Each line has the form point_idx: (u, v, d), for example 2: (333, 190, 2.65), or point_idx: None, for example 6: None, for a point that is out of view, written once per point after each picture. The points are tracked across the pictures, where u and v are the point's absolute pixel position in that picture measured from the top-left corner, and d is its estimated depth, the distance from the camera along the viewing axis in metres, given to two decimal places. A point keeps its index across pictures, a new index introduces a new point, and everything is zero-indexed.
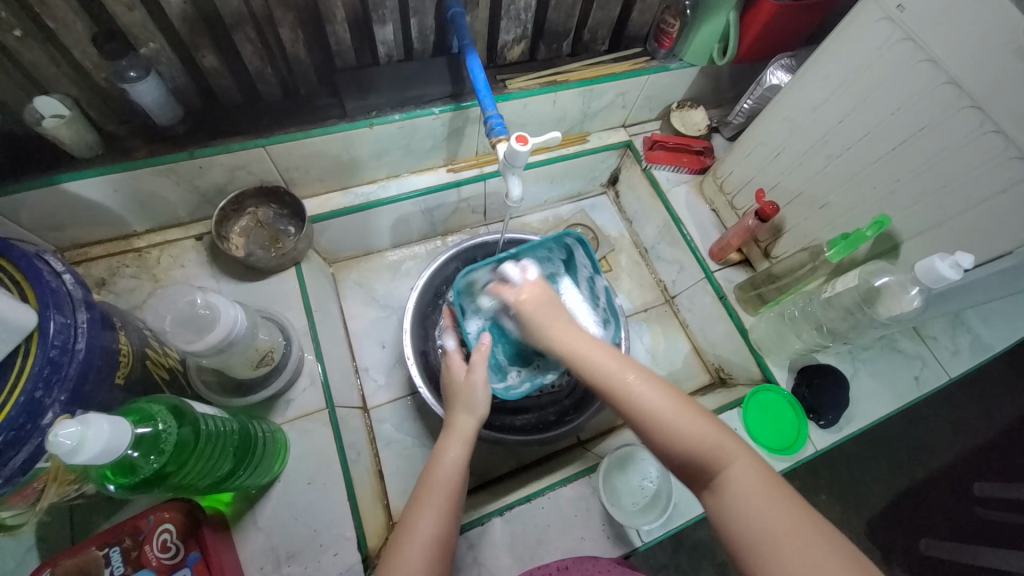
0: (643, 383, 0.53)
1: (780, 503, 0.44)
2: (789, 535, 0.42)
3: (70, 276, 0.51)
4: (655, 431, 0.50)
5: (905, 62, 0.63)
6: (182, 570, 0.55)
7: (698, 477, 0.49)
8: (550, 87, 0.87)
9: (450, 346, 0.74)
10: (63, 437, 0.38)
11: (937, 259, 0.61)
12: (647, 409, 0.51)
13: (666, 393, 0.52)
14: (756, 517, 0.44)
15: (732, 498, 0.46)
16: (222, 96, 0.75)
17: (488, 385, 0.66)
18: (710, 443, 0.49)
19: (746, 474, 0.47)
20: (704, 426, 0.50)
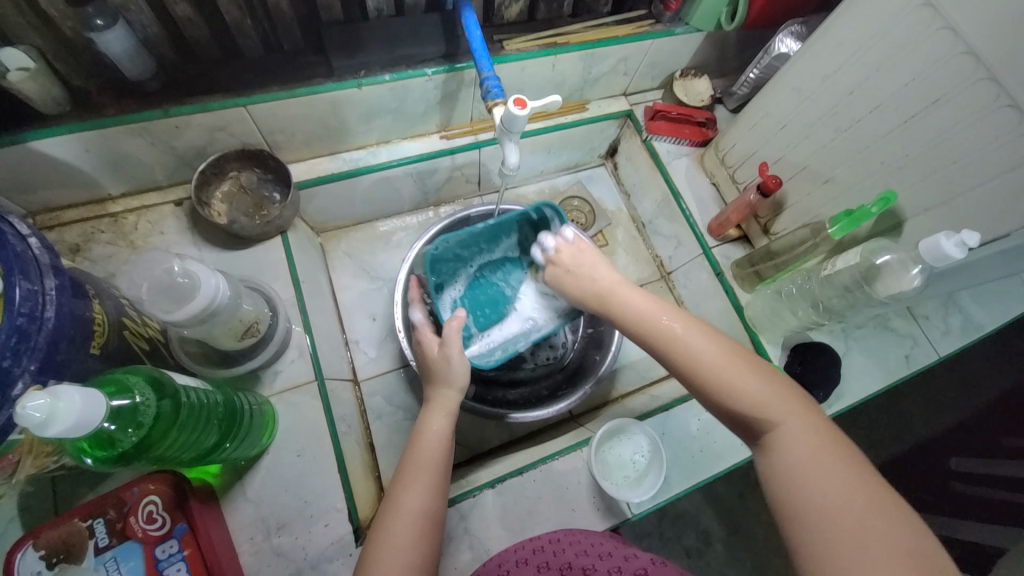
0: (692, 333, 0.52)
1: (832, 470, 0.42)
2: (838, 505, 0.40)
3: (37, 240, 0.48)
4: (703, 382, 0.49)
5: (921, 30, 0.60)
6: (170, 541, 0.55)
7: (750, 432, 0.48)
8: (550, 50, 0.82)
9: (419, 320, 0.73)
10: (31, 410, 0.36)
11: (943, 237, 0.60)
12: (695, 360, 0.50)
13: (719, 344, 0.51)
14: (804, 482, 0.42)
15: (780, 458, 0.44)
16: (199, 50, 0.70)
17: (464, 355, 0.64)
18: (764, 400, 0.47)
19: (800, 433, 0.45)
20: (758, 380, 0.48)
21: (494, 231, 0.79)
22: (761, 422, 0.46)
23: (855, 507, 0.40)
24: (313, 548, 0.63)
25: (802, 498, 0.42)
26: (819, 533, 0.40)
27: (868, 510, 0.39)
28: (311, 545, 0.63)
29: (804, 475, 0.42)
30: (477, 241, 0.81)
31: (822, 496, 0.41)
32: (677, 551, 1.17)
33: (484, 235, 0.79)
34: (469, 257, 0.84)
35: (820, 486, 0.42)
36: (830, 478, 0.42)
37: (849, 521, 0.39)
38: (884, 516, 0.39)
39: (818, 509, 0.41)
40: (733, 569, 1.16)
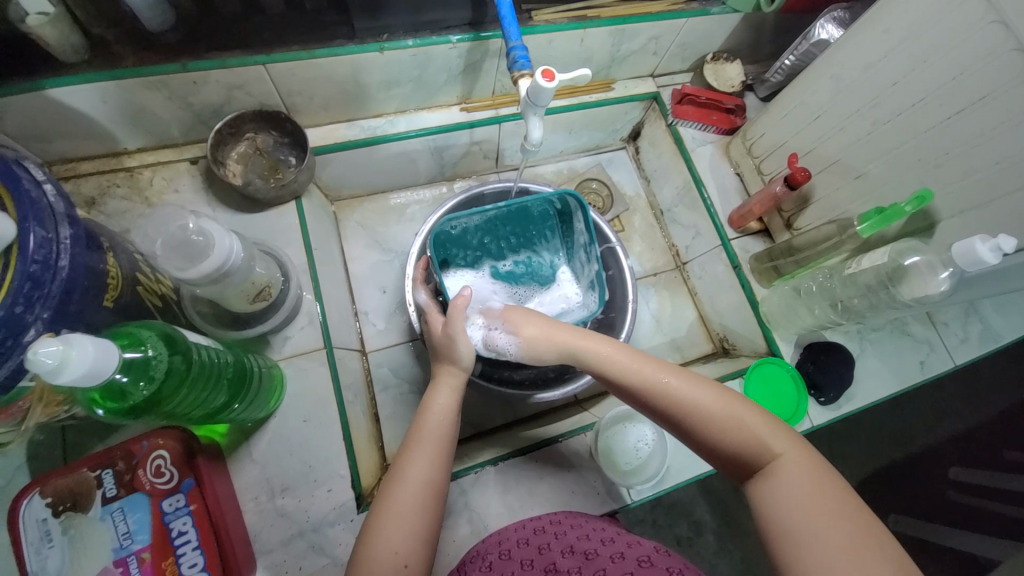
0: (674, 376, 0.51)
1: (824, 497, 0.42)
2: (828, 530, 0.40)
3: (52, 188, 0.47)
4: (691, 426, 0.49)
5: (975, 21, 0.57)
6: (176, 495, 0.55)
7: (743, 470, 0.47)
8: (579, 23, 0.79)
9: (424, 301, 0.71)
10: (43, 356, 0.36)
11: (978, 241, 0.57)
12: (681, 404, 0.50)
13: (705, 385, 0.50)
14: (796, 510, 0.42)
15: (772, 489, 0.44)
16: (219, 2, 0.68)
17: (468, 337, 0.62)
18: (754, 435, 0.46)
19: (795, 466, 0.44)
20: (748, 417, 0.47)
21: (520, 219, 0.83)
22: (754, 458, 0.46)
23: (844, 530, 0.39)
24: (315, 512, 0.64)
25: (793, 525, 0.41)
26: (810, 558, 0.39)
27: (855, 532, 0.39)
28: (314, 509, 0.64)
29: (794, 501, 0.42)
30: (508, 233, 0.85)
31: (812, 521, 0.41)
32: (669, 539, 1.18)
33: (509, 222, 0.82)
34: (500, 254, 0.87)
35: (812, 513, 0.41)
36: (823, 504, 0.41)
37: (839, 544, 0.39)
38: (874, 540, 0.39)
39: (807, 537, 0.40)
40: (722, 560, 1.18)
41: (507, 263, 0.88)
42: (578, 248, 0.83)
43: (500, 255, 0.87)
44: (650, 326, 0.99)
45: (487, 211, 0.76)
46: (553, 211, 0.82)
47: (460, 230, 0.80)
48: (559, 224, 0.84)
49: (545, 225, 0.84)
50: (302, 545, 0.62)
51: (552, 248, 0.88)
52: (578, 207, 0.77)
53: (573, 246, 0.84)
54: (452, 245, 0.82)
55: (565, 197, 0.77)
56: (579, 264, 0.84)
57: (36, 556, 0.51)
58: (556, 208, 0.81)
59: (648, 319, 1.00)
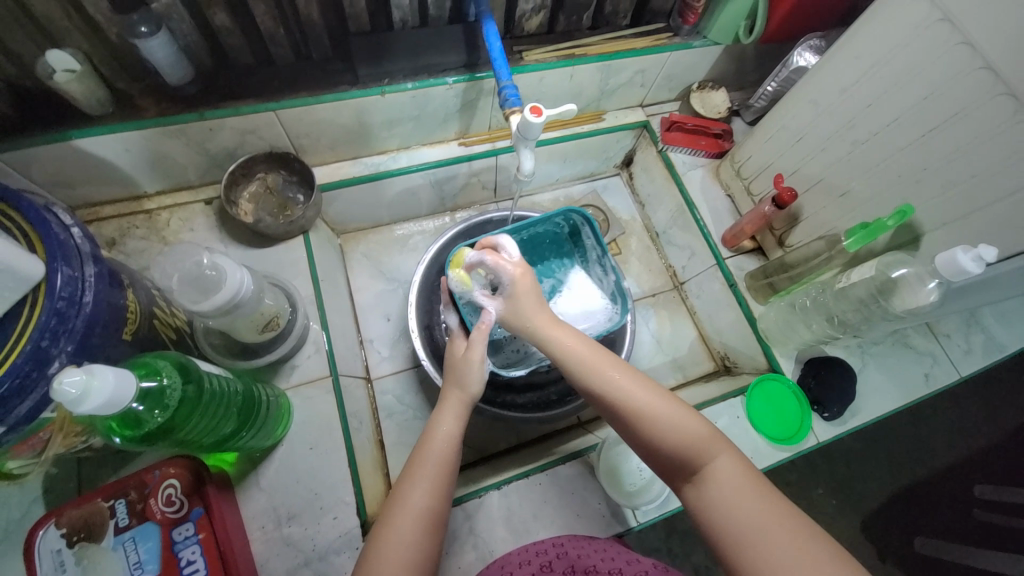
0: (630, 376, 0.54)
1: (759, 496, 0.46)
2: (768, 525, 0.44)
3: (79, 231, 0.51)
4: (638, 424, 0.52)
5: (940, 44, 0.60)
6: (185, 524, 0.57)
7: (681, 470, 0.51)
8: (568, 61, 0.84)
9: (454, 324, 0.72)
10: (68, 386, 0.38)
11: (959, 251, 0.59)
12: (633, 401, 0.53)
13: (650, 386, 0.54)
14: (737, 508, 0.46)
15: (714, 490, 0.48)
16: (233, 56, 0.74)
17: (485, 365, 0.63)
18: (694, 435, 0.50)
19: (728, 467, 0.49)
20: (691, 419, 0.51)
21: (536, 241, 0.86)
22: (694, 458, 0.50)
23: (784, 528, 0.44)
24: (321, 540, 0.64)
25: (735, 522, 0.45)
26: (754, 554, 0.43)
27: (795, 529, 0.43)
28: (320, 537, 0.64)
29: (736, 505, 0.46)
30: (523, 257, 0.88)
31: (754, 519, 0.45)
32: (684, 566, 1.15)
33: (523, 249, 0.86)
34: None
35: (754, 511, 0.45)
36: (758, 504, 0.46)
37: (781, 540, 0.43)
38: (811, 535, 0.43)
39: (751, 538, 0.44)
40: None
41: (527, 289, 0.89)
42: (592, 261, 0.85)
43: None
44: (650, 347, 1.00)
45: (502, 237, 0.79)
46: (564, 231, 0.86)
47: None
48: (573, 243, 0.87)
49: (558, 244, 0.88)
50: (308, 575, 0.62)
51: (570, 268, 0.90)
52: (584, 221, 0.80)
53: (589, 261, 0.86)
54: None
55: (571, 214, 0.80)
56: (595, 278, 0.86)
57: None
58: (566, 228, 0.85)
59: (648, 339, 1.01)
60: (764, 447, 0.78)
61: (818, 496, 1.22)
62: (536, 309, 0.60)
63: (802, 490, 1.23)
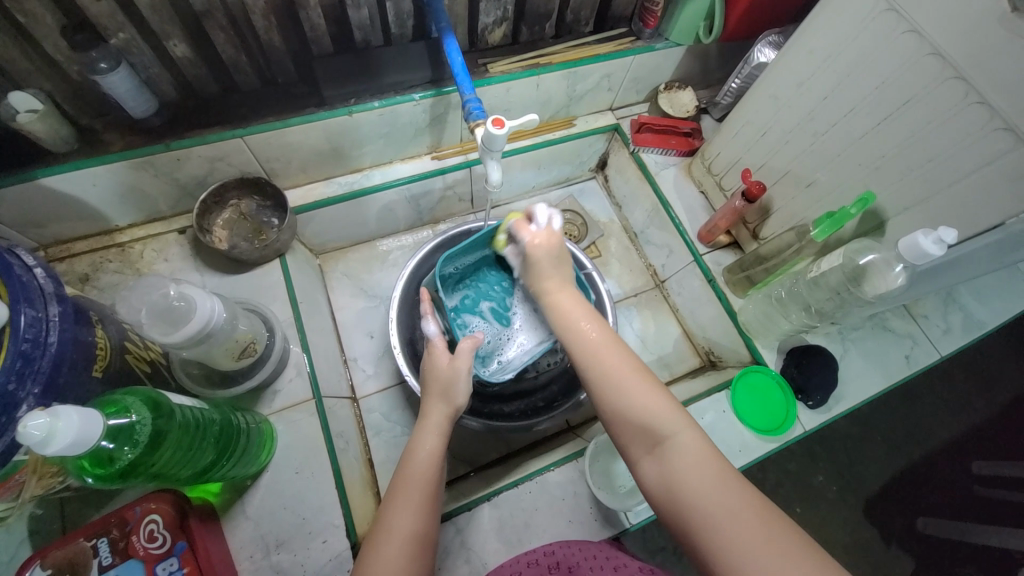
0: (611, 354, 0.56)
1: (729, 483, 0.46)
2: (737, 521, 0.43)
3: (42, 271, 0.51)
4: (609, 397, 0.53)
5: (888, 34, 0.61)
6: (170, 559, 0.55)
7: (644, 445, 0.51)
8: (533, 70, 0.85)
9: (433, 332, 0.69)
10: (32, 428, 0.38)
11: (920, 235, 0.60)
12: (608, 374, 0.54)
13: (629, 365, 0.55)
14: (702, 493, 0.46)
15: (688, 479, 0.47)
16: (198, 86, 0.74)
17: (472, 379, 0.64)
18: (661, 412, 0.51)
19: (692, 444, 0.49)
20: (656, 399, 0.52)
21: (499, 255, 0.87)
22: (657, 434, 0.50)
23: (751, 520, 0.43)
24: (311, 565, 0.63)
25: (700, 507, 0.45)
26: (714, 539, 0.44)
27: (761, 520, 0.43)
28: (310, 562, 0.63)
29: (712, 503, 0.45)
30: (475, 273, 0.90)
31: (728, 517, 0.44)
32: (689, 564, 1.15)
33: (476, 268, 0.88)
34: (475, 302, 0.90)
35: (720, 499, 0.45)
36: (723, 490, 0.45)
37: (745, 532, 0.43)
38: (776, 527, 0.43)
39: (715, 523, 0.44)
40: None
41: (484, 304, 0.90)
42: None
43: (475, 302, 0.90)
44: (635, 346, 1.01)
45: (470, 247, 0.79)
46: None
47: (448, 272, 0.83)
48: None
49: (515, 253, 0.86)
50: None
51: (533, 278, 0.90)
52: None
53: None
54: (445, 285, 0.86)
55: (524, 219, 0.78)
56: None
57: None
58: None
59: (633, 339, 1.02)
60: (752, 440, 0.78)
61: (818, 483, 1.22)
62: (553, 269, 0.64)
63: (801, 478, 1.23)
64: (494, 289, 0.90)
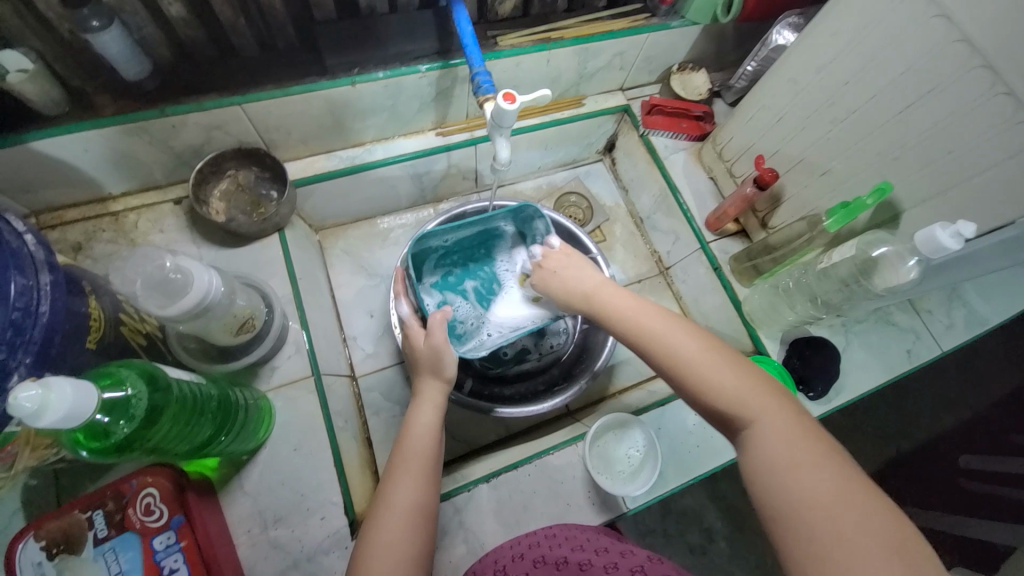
0: (682, 335, 0.52)
1: (813, 463, 0.41)
2: (828, 513, 0.39)
3: (32, 236, 0.49)
4: (684, 377, 0.50)
5: (916, 19, 0.59)
6: (166, 532, 0.55)
7: (730, 429, 0.48)
8: (543, 45, 0.82)
9: (406, 314, 0.73)
10: (23, 400, 0.37)
11: (938, 228, 0.59)
12: (674, 355, 0.51)
13: (707, 345, 0.51)
14: (777, 473, 0.42)
15: (772, 460, 0.43)
16: (194, 49, 0.71)
17: (453, 349, 0.63)
18: (743, 394, 0.47)
19: (776, 427, 0.44)
20: (740, 380, 0.48)
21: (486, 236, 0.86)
22: (739, 417, 0.46)
23: (831, 505, 0.39)
24: (308, 540, 0.63)
25: (775, 488, 0.42)
26: (784, 523, 0.40)
27: (848, 507, 0.38)
28: (307, 538, 0.64)
29: (804, 494, 0.40)
30: (464, 250, 0.88)
31: (818, 507, 0.39)
32: (679, 547, 1.17)
33: (464, 246, 0.86)
34: (460, 279, 0.88)
35: (809, 486, 0.40)
36: (805, 472, 0.41)
37: (819, 516, 0.39)
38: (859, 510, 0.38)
39: (802, 512, 0.40)
40: (733, 565, 1.16)
41: (469, 283, 0.88)
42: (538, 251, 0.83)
43: (460, 279, 0.88)
44: None
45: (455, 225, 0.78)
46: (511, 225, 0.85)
47: (429, 245, 0.82)
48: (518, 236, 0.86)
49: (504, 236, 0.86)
50: None
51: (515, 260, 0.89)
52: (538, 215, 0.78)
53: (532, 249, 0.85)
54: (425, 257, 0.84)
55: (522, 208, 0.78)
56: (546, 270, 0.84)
57: None
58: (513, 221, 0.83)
59: None
60: None
61: None
62: (588, 274, 0.65)
63: None
64: (480, 269, 0.89)
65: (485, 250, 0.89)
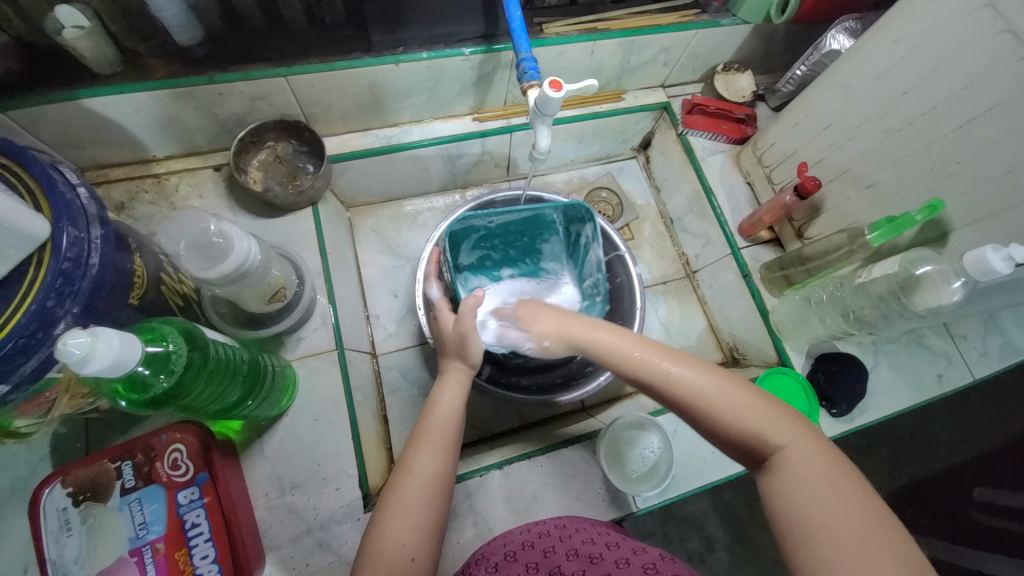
0: (694, 372, 0.50)
1: (831, 485, 0.42)
2: (846, 531, 0.39)
3: (85, 191, 0.51)
4: (701, 415, 0.48)
5: (984, 31, 0.56)
6: (190, 488, 0.57)
7: (750, 460, 0.47)
8: (590, 35, 0.81)
9: (436, 297, 0.75)
10: (73, 346, 0.38)
11: (989, 250, 0.57)
12: (690, 393, 0.49)
13: (718, 377, 0.49)
14: (804, 500, 0.41)
15: (791, 485, 0.43)
16: (244, 18, 0.71)
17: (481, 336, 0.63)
18: (760, 426, 0.46)
19: (798, 456, 0.44)
20: (757, 412, 0.46)
21: (530, 225, 0.85)
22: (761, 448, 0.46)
23: (858, 528, 0.39)
24: (323, 509, 0.65)
25: (801, 515, 0.41)
26: (815, 553, 0.39)
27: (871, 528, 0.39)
28: (322, 506, 0.65)
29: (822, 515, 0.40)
30: (504, 235, 0.86)
31: (838, 520, 0.40)
32: (680, 552, 1.16)
33: (504, 232, 0.85)
34: (496, 265, 0.90)
35: (832, 513, 0.40)
36: (830, 492, 0.41)
37: (848, 540, 0.39)
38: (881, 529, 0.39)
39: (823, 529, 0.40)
40: None
41: (506, 270, 0.90)
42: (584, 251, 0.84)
43: (498, 265, 0.89)
44: (658, 334, 0.99)
45: (507, 210, 0.77)
46: (559, 221, 0.84)
47: (471, 224, 0.80)
48: (563, 231, 0.86)
49: (549, 229, 0.86)
50: (309, 543, 0.63)
51: (557, 252, 0.89)
52: (587, 218, 0.80)
53: (578, 250, 0.85)
54: (464, 239, 0.83)
55: (576, 205, 0.79)
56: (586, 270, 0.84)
57: (56, 543, 0.54)
58: (562, 218, 0.84)
59: (656, 327, 1.00)
60: None
61: None
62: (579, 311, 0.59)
63: None
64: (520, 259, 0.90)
65: (527, 239, 0.88)
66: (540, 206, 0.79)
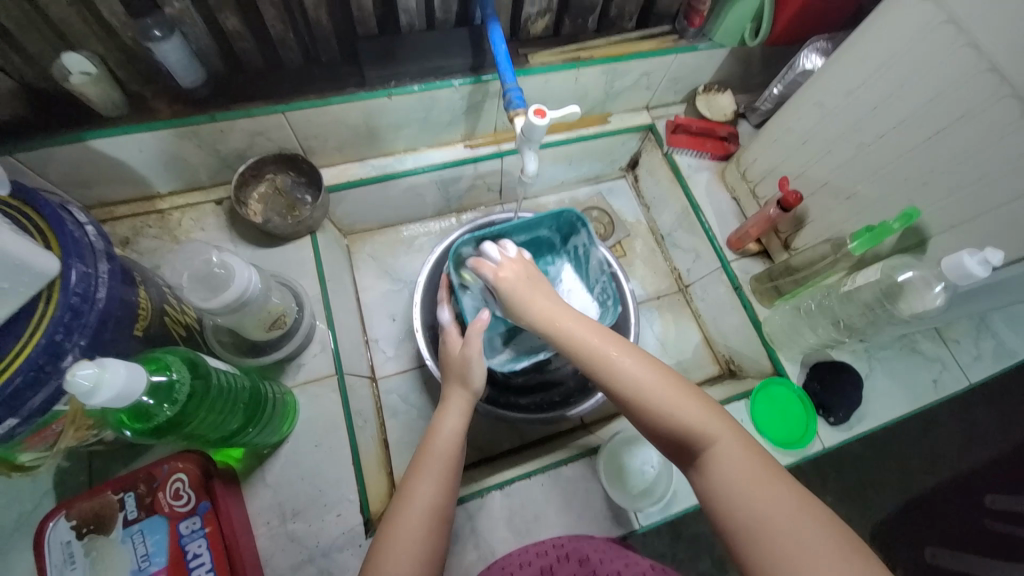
0: (639, 364, 0.50)
1: (768, 482, 0.44)
2: (785, 522, 0.41)
3: (93, 229, 0.53)
4: (642, 409, 0.49)
5: (946, 46, 0.60)
6: (192, 518, 0.57)
7: (678, 450, 0.49)
8: (573, 64, 0.84)
9: (447, 320, 0.73)
10: (81, 378, 0.40)
11: (966, 255, 0.59)
12: (633, 386, 0.49)
13: (659, 371, 0.50)
14: (745, 496, 0.44)
15: (728, 479, 0.45)
16: (244, 60, 0.75)
17: (483, 360, 0.63)
18: (696, 421, 0.47)
19: (730, 451, 0.46)
20: (693, 406, 0.48)
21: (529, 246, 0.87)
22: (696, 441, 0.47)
23: (792, 517, 0.41)
24: (325, 536, 0.65)
25: (741, 514, 0.43)
26: (763, 548, 0.41)
27: (806, 517, 0.41)
28: (324, 533, 0.65)
29: (763, 510, 0.42)
30: None
31: (778, 513, 0.42)
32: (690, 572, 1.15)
33: None
34: None
35: (770, 507, 0.42)
36: (765, 487, 0.43)
37: (792, 538, 0.40)
38: (817, 523, 0.41)
39: (764, 524, 0.42)
40: None
41: None
42: (585, 261, 0.84)
43: None
44: (654, 348, 1.00)
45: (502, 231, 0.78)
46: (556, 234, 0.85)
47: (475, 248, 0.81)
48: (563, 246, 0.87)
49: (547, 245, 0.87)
50: (312, 571, 0.63)
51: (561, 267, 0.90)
52: (581, 225, 0.81)
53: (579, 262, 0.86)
54: None
55: (564, 215, 0.80)
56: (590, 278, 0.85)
57: None
58: (557, 232, 0.85)
59: (652, 342, 1.01)
60: (771, 451, 0.78)
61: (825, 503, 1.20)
62: (532, 292, 0.57)
63: None
64: None
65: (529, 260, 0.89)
66: (533, 221, 0.81)
